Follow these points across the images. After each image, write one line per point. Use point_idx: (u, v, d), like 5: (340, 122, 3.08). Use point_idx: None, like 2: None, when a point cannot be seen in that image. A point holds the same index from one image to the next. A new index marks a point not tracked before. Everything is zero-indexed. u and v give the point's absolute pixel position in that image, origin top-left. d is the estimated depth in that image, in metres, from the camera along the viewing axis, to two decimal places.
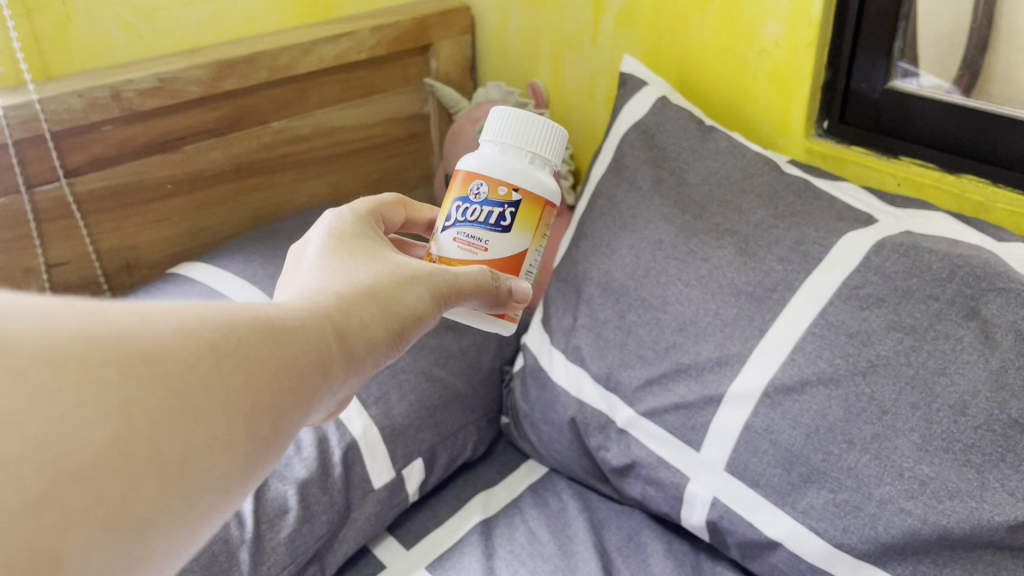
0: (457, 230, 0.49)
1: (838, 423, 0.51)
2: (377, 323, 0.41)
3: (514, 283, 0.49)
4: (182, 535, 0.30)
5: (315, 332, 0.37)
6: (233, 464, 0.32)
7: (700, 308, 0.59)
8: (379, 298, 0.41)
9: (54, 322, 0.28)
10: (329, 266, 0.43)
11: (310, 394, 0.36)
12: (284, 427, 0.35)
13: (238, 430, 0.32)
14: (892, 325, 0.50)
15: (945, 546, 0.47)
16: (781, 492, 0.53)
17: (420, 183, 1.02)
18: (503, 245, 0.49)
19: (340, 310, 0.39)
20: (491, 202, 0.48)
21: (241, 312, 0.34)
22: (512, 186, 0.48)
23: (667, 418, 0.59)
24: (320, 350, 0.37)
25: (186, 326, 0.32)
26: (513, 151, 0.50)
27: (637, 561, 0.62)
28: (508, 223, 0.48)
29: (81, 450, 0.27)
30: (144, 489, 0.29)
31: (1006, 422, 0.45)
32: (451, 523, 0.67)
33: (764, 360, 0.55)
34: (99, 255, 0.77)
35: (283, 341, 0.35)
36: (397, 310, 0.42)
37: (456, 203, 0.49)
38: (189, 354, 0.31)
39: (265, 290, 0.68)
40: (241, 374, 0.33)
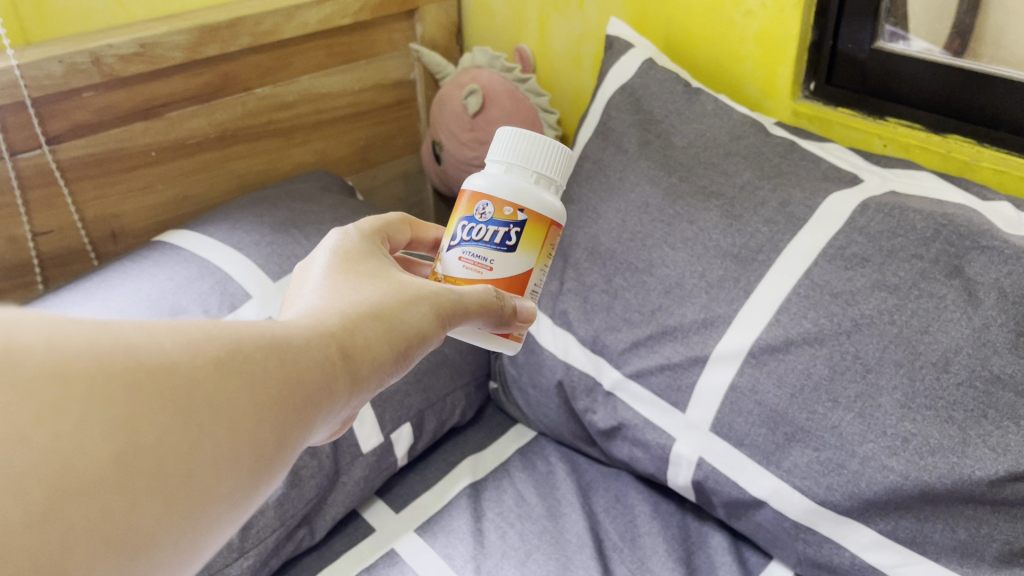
0: (463, 249, 0.48)
1: (823, 382, 0.51)
2: (383, 343, 0.39)
3: (518, 301, 0.47)
4: (183, 556, 0.29)
5: (320, 350, 0.35)
6: (239, 483, 0.30)
7: (686, 271, 0.59)
8: (382, 317, 0.40)
9: (59, 338, 0.27)
10: (333, 285, 0.41)
11: (316, 413, 0.34)
12: (290, 448, 0.33)
13: (243, 448, 0.30)
14: (876, 285, 0.50)
15: (927, 502, 0.47)
16: (765, 452, 0.54)
17: (405, 149, 1.02)
18: (508, 265, 0.47)
19: (343, 330, 0.37)
20: (496, 221, 0.47)
21: (246, 330, 0.33)
22: (517, 206, 0.47)
23: (653, 380, 0.60)
24: (327, 367, 0.35)
25: (191, 343, 0.30)
26: (519, 171, 0.48)
27: (624, 522, 0.63)
28: (514, 242, 0.47)
29: (84, 466, 0.26)
30: (149, 508, 0.27)
31: (987, 378, 0.45)
32: (440, 487, 0.68)
33: (750, 320, 0.55)
34: (84, 224, 0.76)
35: (288, 359, 0.33)
36: (402, 330, 0.40)
37: (461, 223, 0.48)
38: (194, 370, 0.30)
39: (251, 257, 0.68)
40: (246, 392, 0.31)
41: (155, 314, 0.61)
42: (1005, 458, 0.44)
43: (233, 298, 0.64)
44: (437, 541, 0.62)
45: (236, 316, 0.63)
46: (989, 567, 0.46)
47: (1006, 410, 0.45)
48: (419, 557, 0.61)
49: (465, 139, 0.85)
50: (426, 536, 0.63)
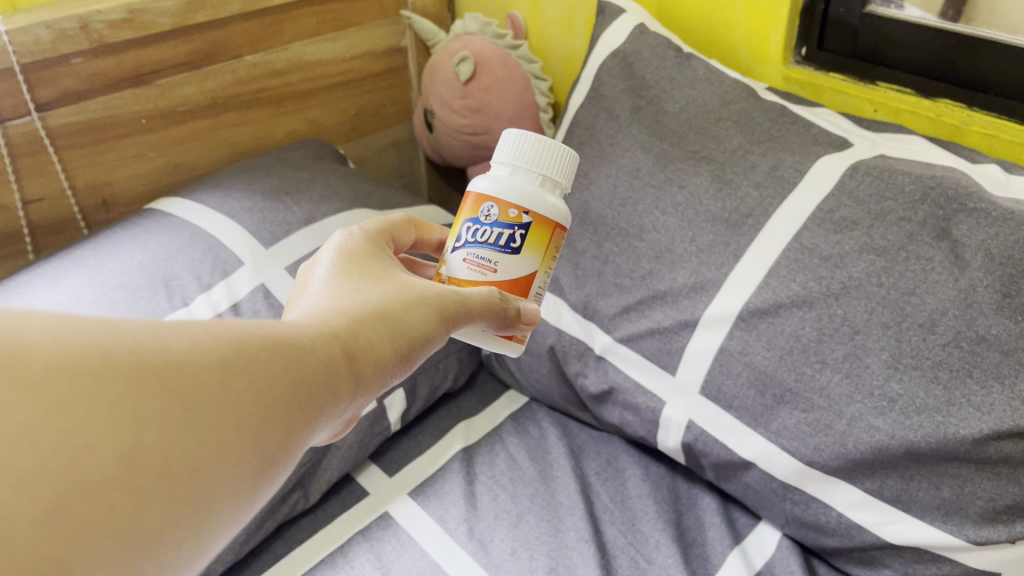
0: (467, 251, 0.48)
1: (812, 343, 0.52)
2: (387, 343, 0.38)
3: (523, 304, 0.47)
4: (188, 556, 0.28)
5: (324, 348, 0.35)
6: (243, 481, 0.30)
7: (676, 236, 0.59)
8: (386, 317, 0.39)
9: (65, 336, 0.28)
10: (337, 285, 0.41)
11: (321, 413, 0.34)
12: (294, 448, 0.33)
13: (247, 448, 0.30)
14: (864, 248, 0.51)
15: (912, 461, 0.48)
16: (754, 414, 0.55)
17: (396, 117, 1.02)
18: (513, 267, 0.48)
19: (348, 328, 0.37)
20: (501, 224, 0.47)
21: (250, 329, 0.33)
22: (522, 208, 0.47)
23: (643, 344, 0.60)
24: (333, 367, 0.35)
25: (196, 342, 0.31)
26: (525, 173, 0.48)
27: (615, 484, 0.64)
28: (518, 245, 0.47)
29: (90, 462, 0.26)
30: (155, 505, 0.27)
31: (973, 338, 0.46)
32: (433, 452, 0.68)
33: (740, 283, 0.55)
34: (75, 192, 0.76)
35: (293, 357, 0.33)
36: (406, 330, 0.40)
37: (467, 224, 0.48)
38: (199, 368, 0.30)
39: (242, 224, 0.68)
40: (249, 391, 0.31)
41: (148, 279, 0.62)
42: (988, 417, 0.45)
43: (225, 264, 0.65)
44: (431, 504, 0.63)
45: (229, 282, 0.63)
46: (973, 525, 0.47)
47: (990, 370, 0.45)
48: (413, 519, 0.61)
49: (457, 107, 0.84)
50: (419, 499, 0.63)
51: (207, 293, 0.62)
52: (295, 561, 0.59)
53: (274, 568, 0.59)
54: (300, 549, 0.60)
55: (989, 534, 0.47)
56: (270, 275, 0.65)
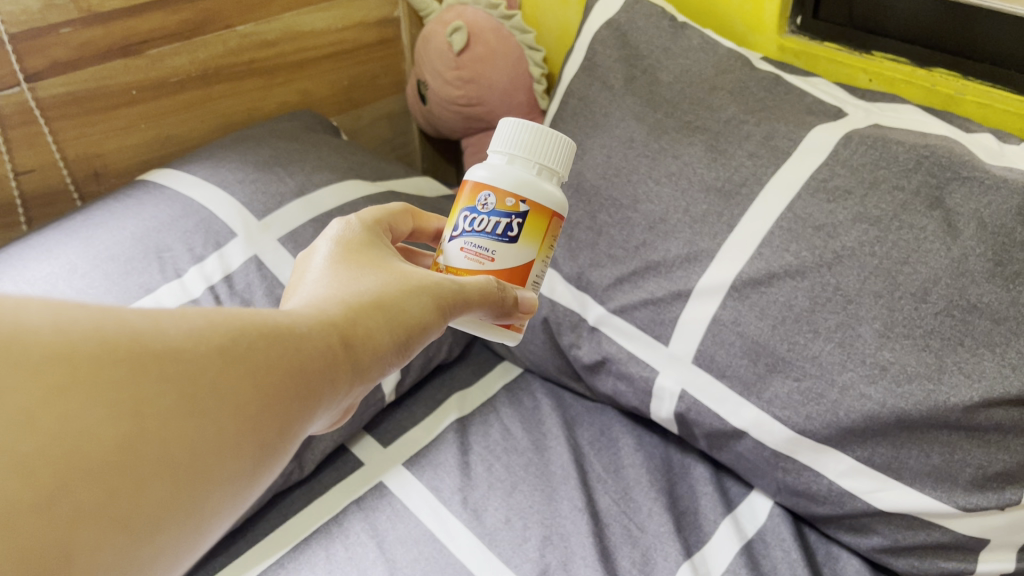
0: (464, 240, 0.48)
1: (804, 313, 0.52)
2: (384, 331, 0.38)
3: (520, 293, 0.48)
4: (185, 544, 0.28)
5: (323, 336, 0.35)
6: (242, 469, 0.30)
7: (670, 206, 0.59)
8: (385, 305, 0.39)
9: (63, 321, 0.27)
10: (336, 273, 0.41)
11: (320, 401, 0.34)
12: (292, 436, 0.32)
13: (247, 436, 0.30)
14: (857, 217, 0.51)
15: (903, 429, 0.48)
16: (746, 383, 0.55)
17: (389, 89, 1.01)
18: (510, 256, 0.47)
19: (347, 316, 0.37)
20: (498, 212, 0.47)
21: (249, 316, 0.32)
22: (519, 197, 0.47)
23: (637, 315, 0.60)
24: (334, 355, 0.35)
25: (195, 330, 0.30)
26: (522, 162, 0.48)
27: (609, 454, 0.65)
28: (515, 234, 0.47)
29: (89, 449, 0.26)
30: (154, 491, 0.27)
31: (965, 306, 0.46)
32: (428, 423, 0.68)
33: (733, 253, 0.55)
34: (66, 163, 0.75)
35: (291, 345, 0.33)
36: (404, 319, 0.39)
37: (464, 213, 0.48)
38: (198, 356, 0.29)
39: (235, 194, 0.67)
40: (248, 379, 0.30)
41: (140, 251, 0.62)
42: (979, 384, 0.45)
43: (218, 237, 0.64)
44: (425, 474, 0.63)
45: (223, 254, 0.63)
46: (962, 491, 0.48)
47: (981, 338, 0.45)
48: (408, 489, 0.62)
49: (450, 78, 0.84)
50: (414, 469, 0.63)
51: (199, 265, 0.62)
52: (292, 530, 0.60)
53: (270, 537, 0.59)
54: (296, 518, 0.61)
55: (978, 501, 0.47)
56: (263, 247, 0.64)
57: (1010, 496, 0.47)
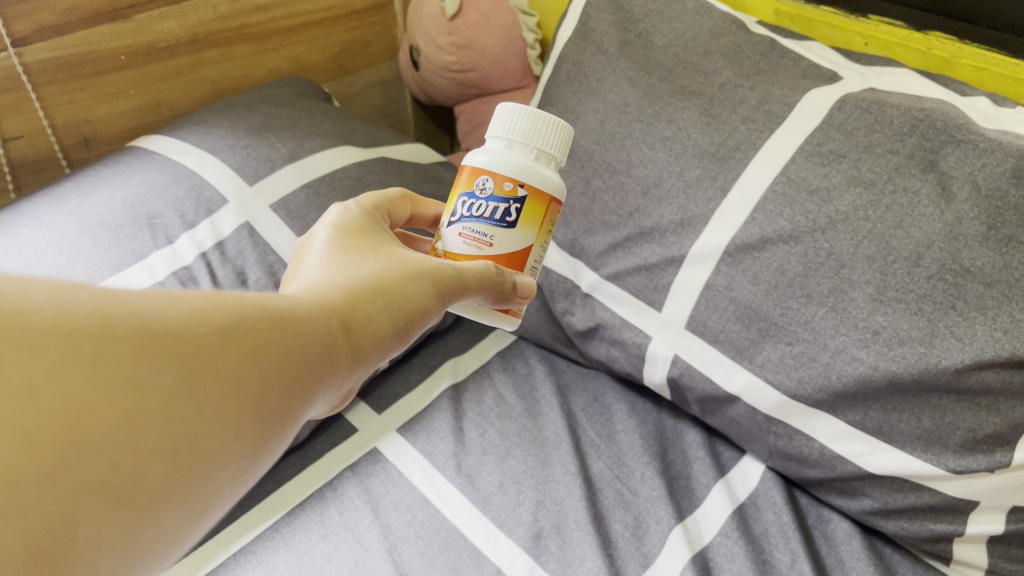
0: (462, 225, 0.47)
1: (798, 278, 0.52)
2: (383, 317, 0.38)
3: (518, 278, 0.48)
4: (186, 523, 0.28)
5: (323, 320, 0.35)
6: (242, 449, 0.30)
7: (664, 171, 0.59)
8: (383, 290, 0.39)
9: (67, 296, 0.26)
10: (336, 258, 0.41)
11: (320, 384, 0.33)
12: (292, 418, 0.32)
13: (248, 418, 0.30)
14: (851, 181, 0.51)
15: (894, 393, 0.48)
16: (738, 348, 0.55)
17: (380, 56, 1.01)
18: (508, 241, 0.47)
19: (346, 301, 0.37)
20: (496, 197, 0.46)
21: (250, 299, 0.32)
22: (518, 181, 0.46)
23: (630, 281, 0.60)
24: (334, 338, 0.34)
25: (196, 310, 0.30)
26: (520, 147, 0.48)
27: (601, 419, 0.65)
28: (514, 219, 0.47)
29: (93, 427, 0.25)
30: (156, 470, 0.27)
31: (957, 271, 0.46)
32: (421, 389, 0.68)
33: (727, 218, 0.55)
34: (55, 130, 0.74)
35: (292, 328, 0.32)
36: (402, 304, 0.39)
37: (462, 199, 0.48)
38: (200, 336, 0.29)
39: (226, 160, 0.67)
40: (249, 361, 0.30)
41: (130, 217, 0.61)
42: (971, 348, 0.45)
43: (209, 203, 0.64)
44: (419, 439, 0.63)
45: (214, 220, 0.63)
46: (952, 454, 0.48)
47: (973, 302, 0.45)
48: (402, 455, 0.62)
49: (443, 43, 0.83)
50: (408, 435, 0.64)
51: (191, 231, 0.62)
52: (286, 495, 0.60)
53: (264, 502, 0.59)
54: (291, 484, 0.61)
55: (968, 463, 0.47)
56: (255, 213, 0.64)
57: (1000, 458, 0.47)
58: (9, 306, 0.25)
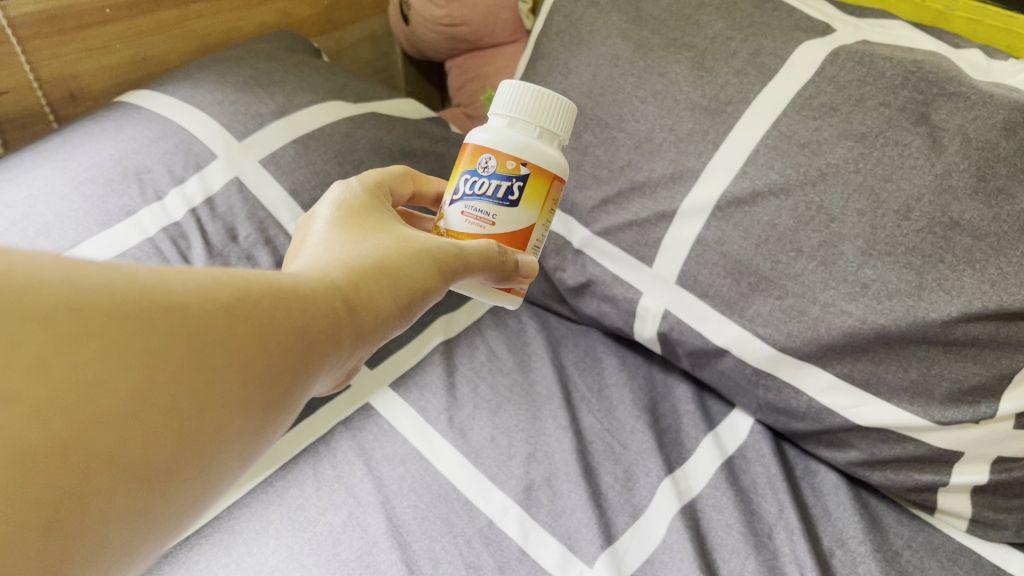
0: (465, 204, 0.47)
1: (788, 232, 0.52)
2: (386, 294, 0.38)
3: (521, 257, 0.48)
4: (193, 496, 0.28)
5: (327, 299, 0.34)
6: (248, 425, 0.30)
7: (655, 125, 0.59)
8: (386, 268, 0.39)
9: (75, 270, 0.26)
10: (338, 236, 0.41)
11: (324, 362, 0.33)
12: (297, 395, 0.32)
13: (253, 395, 0.30)
14: (843, 134, 0.50)
15: (882, 345, 0.49)
16: (728, 302, 0.55)
17: (368, 9, 1.00)
18: (510, 219, 0.47)
19: (350, 278, 0.37)
20: (499, 175, 0.46)
21: (255, 278, 0.32)
22: (521, 159, 0.46)
23: (621, 236, 0.61)
24: (339, 317, 0.34)
25: (203, 288, 0.29)
26: (522, 125, 0.47)
27: (593, 374, 0.66)
28: (516, 197, 0.46)
29: (102, 401, 0.25)
30: (164, 444, 0.27)
31: (947, 224, 0.46)
32: (413, 344, 0.68)
33: (718, 171, 0.55)
34: (41, 85, 0.73)
35: (296, 306, 0.32)
36: (404, 282, 0.39)
37: (464, 176, 0.47)
38: (208, 313, 0.29)
39: (215, 115, 0.66)
40: (255, 338, 0.30)
41: (119, 172, 0.61)
42: (958, 300, 0.45)
43: (198, 158, 0.63)
44: (411, 395, 0.63)
45: (203, 175, 0.63)
46: (938, 405, 0.48)
47: (962, 255, 0.45)
48: (395, 410, 0.62)
49: None
50: (400, 390, 0.64)
51: (180, 186, 0.62)
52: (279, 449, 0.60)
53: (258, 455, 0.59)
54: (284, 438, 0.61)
55: (953, 414, 0.48)
56: (244, 169, 0.64)
57: (985, 409, 0.47)
58: (17, 276, 0.25)
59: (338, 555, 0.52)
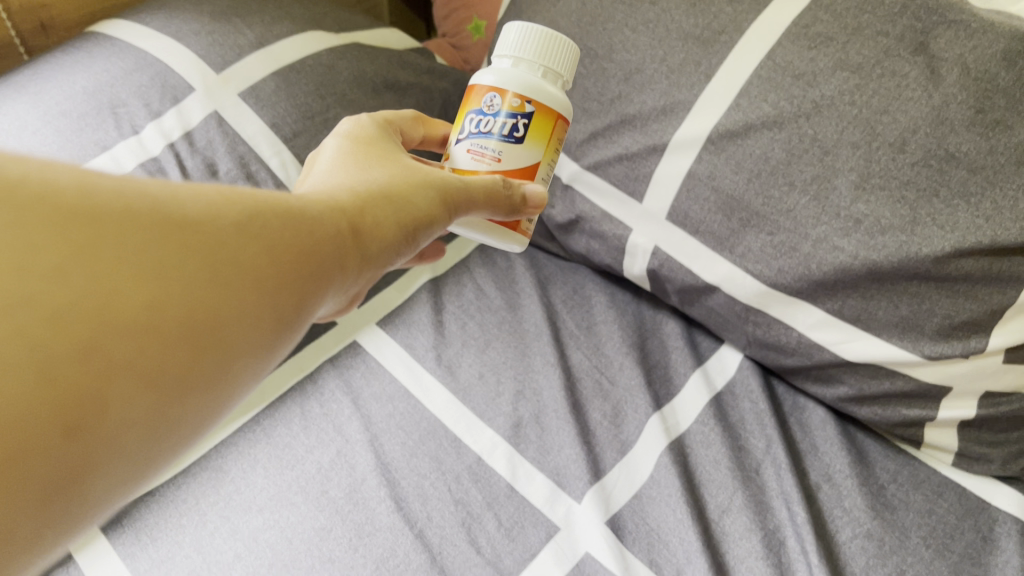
0: (470, 143, 0.46)
1: (780, 166, 0.51)
2: (390, 220, 0.37)
3: (531, 188, 0.45)
4: (209, 408, 0.28)
5: (334, 220, 0.34)
6: (261, 338, 0.29)
7: (647, 56, 0.57)
8: (390, 195, 0.38)
9: (88, 181, 0.26)
10: (343, 166, 0.40)
11: (333, 283, 0.33)
12: (309, 311, 0.31)
13: (266, 308, 0.29)
14: (838, 65, 0.49)
15: (874, 281, 0.48)
16: (719, 238, 0.55)
17: None
18: (516, 157, 0.45)
19: (354, 202, 0.36)
20: (504, 113, 0.44)
21: (264, 195, 0.31)
22: (526, 97, 0.44)
23: (611, 170, 0.59)
24: (347, 245, 0.34)
25: (213, 202, 0.29)
26: (527, 64, 0.46)
27: (582, 312, 0.65)
28: (521, 134, 0.45)
29: (114, 307, 0.25)
30: (178, 351, 0.26)
31: (943, 156, 0.45)
32: (401, 282, 0.67)
33: (710, 104, 0.54)
34: (10, 15, 0.71)
35: (304, 223, 0.32)
36: (408, 211, 0.38)
37: (470, 116, 0.46)
38: (217, 226, 0.28)
39: (192, 47, 0.64)
40: (266, 250, 0.29)
41: (93, 106, 0.59)
42: (951, 236, 0.45)
43: (175, 91, 0.61)
44: (399, 333, 0.63)
45: (181, 109, 0.61)
46: (928, 340, 0.48)
47: (957, 189, 0.45)
48: (382, 348, 0.62)
49: None
50: (387, 328, 0.63)
51: (157, 121, 0.60)
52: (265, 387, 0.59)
53: None
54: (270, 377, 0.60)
55: (943, 349, 0.48)
56: (224, 103, 0.62)
57: (975, 344, 0.47)
58: (30, 184, 0.25)
59: (326, 493, 0.52)
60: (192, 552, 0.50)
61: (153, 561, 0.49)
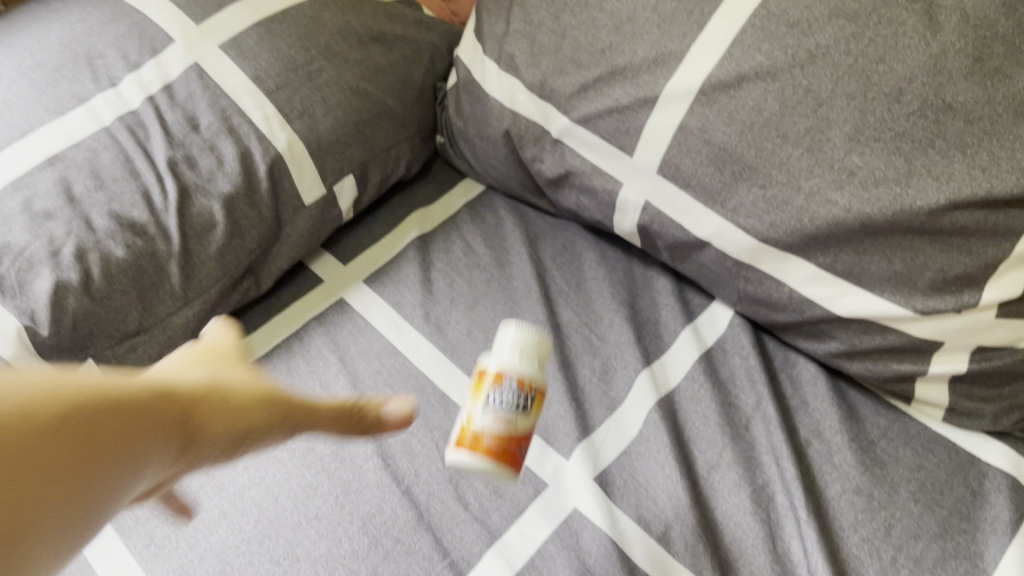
0: (484, 414, 0.42)
1: (773, 118, 0.49)
2: (229, 410, 0.31)
3: (388, 408, 0.40)
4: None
5: (161, 394, 0.28)
6: (67, 533, 0.24)
7: (638, 5, 0.55)
8: (225, 389, 0.32)
9: None
10: (178, 366, 0.33)
11: (152, 458, 0.27)
12: (117, 502, 0.26)
13: (79, 484, 0.24)
14: (834, 12, 0.47)
15: (867, 235, 0.48)
16: (710, 192, 0.53)
17: None
18: (524, 422, 0.42)
19: (189, 387, 0.30)
20: (518, 386, 0.42)
21: (97, 376, 0.27)
22: (531, 378, 0.43)
23: (602, 124, 0.57)
24: (174, 424, 0.28)
25: (46, 376, 0.24)
26: (527, 350, 0.44)
27: (572, 269, 0.64)
28: (530, 406, 0.43)
29: None
30: None
31: (940, 107, 0.45)
32: (388, 240, 0.66)
33: (702, 54, 0.52)
34: None
35: (139, 406, 0.27)
36: (248, 428, 0.32)
37: (485, 399, 0.43)
38: (44, 392, 0.24)
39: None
40: (106, 426, 0.25)
41: (69, 57, 0.58)
42: (947, 187, 0.45)
43: (153, 42, 0.60)
44: (387, 291, 0.62)
45: (160, 62, 0.59)
46: (921, 295, 0.48)
47: (952, 140, 0.45)
48: (369, 305, 0.61)
49: None
50: (375, 285, 0.62)
51: (135, 72, 0.58)
52: (252, 345, 0.59)
53: None
54: (257, 335, 0.60)
55: (936, 304, 0.47)
56: (203, 55, 0.60)
57: (968, 298, 0.47)
58: None
59: (313, 450, 0.52)
60: (178, 509, 0.50)
61: (138, 518, 0.49)
